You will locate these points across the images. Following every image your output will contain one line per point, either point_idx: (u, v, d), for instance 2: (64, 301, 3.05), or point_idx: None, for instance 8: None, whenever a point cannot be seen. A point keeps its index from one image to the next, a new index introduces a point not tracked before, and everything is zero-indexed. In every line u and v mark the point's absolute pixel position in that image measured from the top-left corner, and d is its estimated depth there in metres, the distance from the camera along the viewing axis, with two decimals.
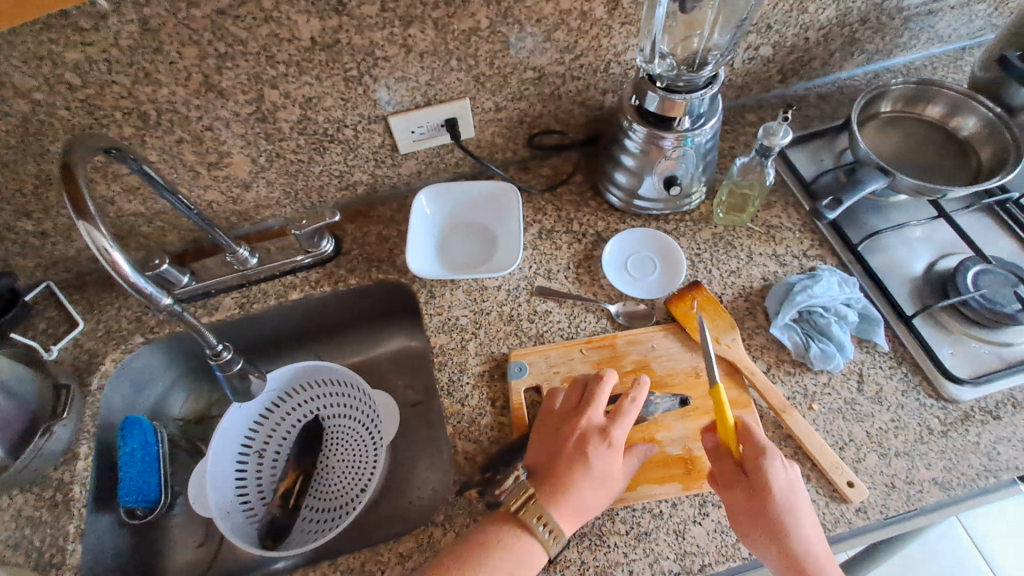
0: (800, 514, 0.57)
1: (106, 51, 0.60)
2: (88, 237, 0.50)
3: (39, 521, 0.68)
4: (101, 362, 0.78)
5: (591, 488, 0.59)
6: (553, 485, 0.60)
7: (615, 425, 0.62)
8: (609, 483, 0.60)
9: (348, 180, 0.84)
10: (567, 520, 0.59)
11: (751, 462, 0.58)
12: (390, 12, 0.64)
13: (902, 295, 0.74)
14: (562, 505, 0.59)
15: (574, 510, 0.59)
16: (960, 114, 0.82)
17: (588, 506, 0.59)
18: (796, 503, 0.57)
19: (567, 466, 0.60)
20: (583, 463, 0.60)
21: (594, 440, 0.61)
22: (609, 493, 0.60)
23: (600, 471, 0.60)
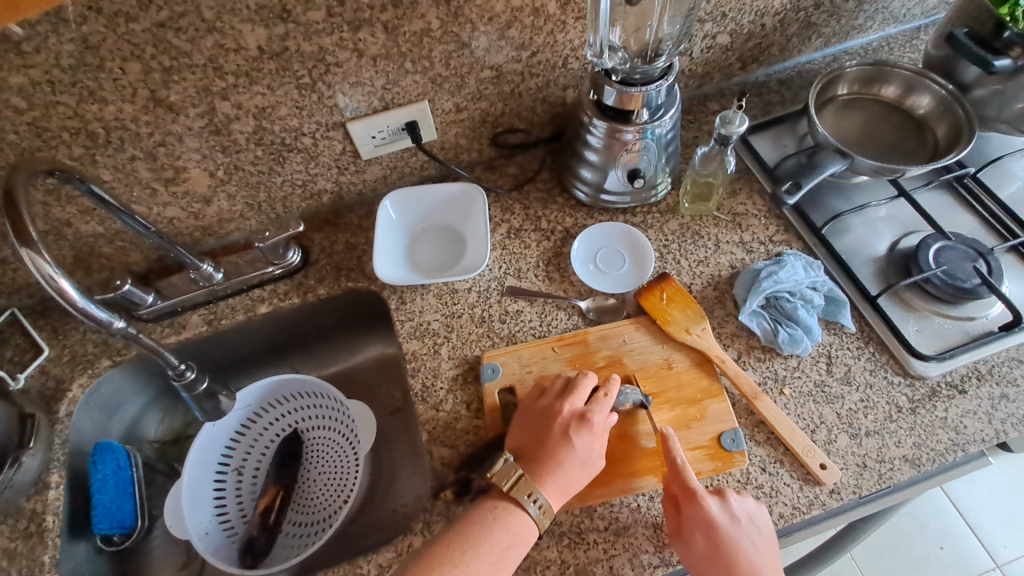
0: (747, 547, 0.57)
1: (48, 71, 0.58)
2: (32, 264, 0.49)
3: (13, 553, 0.67)
4: (69, 388, 0.76)
5: (578, 467, 0.61)
6: (539, 467, 0.61)
7: (596, 408, 0.63)
8: (593, 464, 0.61)
9: (312, 189, 0.83)
10: (555, 499, 0.60)
11: (687, 504, 0.58)
12: (338, 17, 0.63)
13: (867, 276, 0.75)
14: (549, 485, 0.60)
15: (561, 490, 0.60)
16: (915, 93, 0.83)
17: (573, 486, 0.60)
18: (740, 536, 0.58)
19: (552, 448, 0.61)
20: (568, 445, 0.61)
21: (577, 423, 0.62)
22: (594, 472, 0.62)
23: (585, 452, 0.61)
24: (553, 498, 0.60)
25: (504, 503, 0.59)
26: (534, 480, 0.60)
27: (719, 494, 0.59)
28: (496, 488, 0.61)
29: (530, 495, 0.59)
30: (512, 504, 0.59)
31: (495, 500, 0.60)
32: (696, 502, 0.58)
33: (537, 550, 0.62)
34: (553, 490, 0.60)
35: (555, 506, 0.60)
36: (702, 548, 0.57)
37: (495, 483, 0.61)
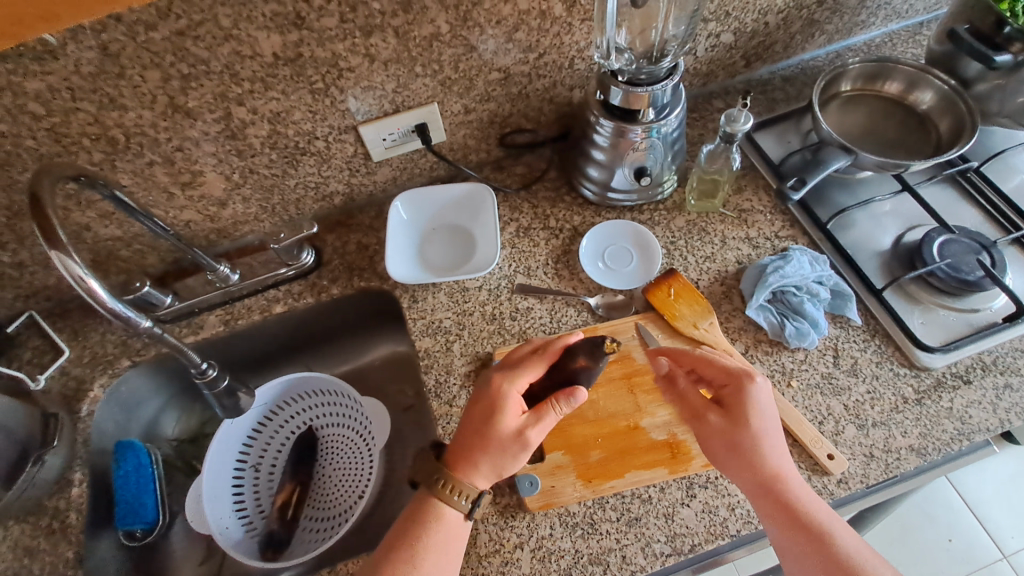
0: (776, 443, 0.59)
1: (67, 79, 0.60)
2: (62, 266, 0.50)
3: (38, 549, 0.69)
4: (90, 388, 0.78)
5: (495, 446, 0.57)
6: (459, 447, 0.58)
7: (520, 382, 0.60)
8: (497, 432, 0.57)
9: (325, 191, 0.85)
10: (463, 473, 0.57)
11: (734, 387, 0.61)
12: (350, 22, 0.64)
13: (871, 270, 0.76)
14: (466, 465, 0.57)
15: (481, 469, 0.57)
16: (918, 89, 0.84)
17: (479, 458, 0.57)
18: (771, 431, 0.59)
19: (476, 425, 0.58)
20: (487, 421, 0.58)
21: (495, 398, 0.59)
22: (523, 450, 0.57)
23: (486, 419, 0.58)
24: (474, 479, 0.57)
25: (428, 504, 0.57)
26: (449, 463, 0.58)
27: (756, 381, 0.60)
28: (421, 488, 0.58)
29: (448, 485, 0.56)
30: (436, 502, 0.57)
31: (417, 501, 0.58)
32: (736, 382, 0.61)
33: (551, 541, 0.63)
34: (473, 470, 0.57)
35: (482, 486, 0.57)
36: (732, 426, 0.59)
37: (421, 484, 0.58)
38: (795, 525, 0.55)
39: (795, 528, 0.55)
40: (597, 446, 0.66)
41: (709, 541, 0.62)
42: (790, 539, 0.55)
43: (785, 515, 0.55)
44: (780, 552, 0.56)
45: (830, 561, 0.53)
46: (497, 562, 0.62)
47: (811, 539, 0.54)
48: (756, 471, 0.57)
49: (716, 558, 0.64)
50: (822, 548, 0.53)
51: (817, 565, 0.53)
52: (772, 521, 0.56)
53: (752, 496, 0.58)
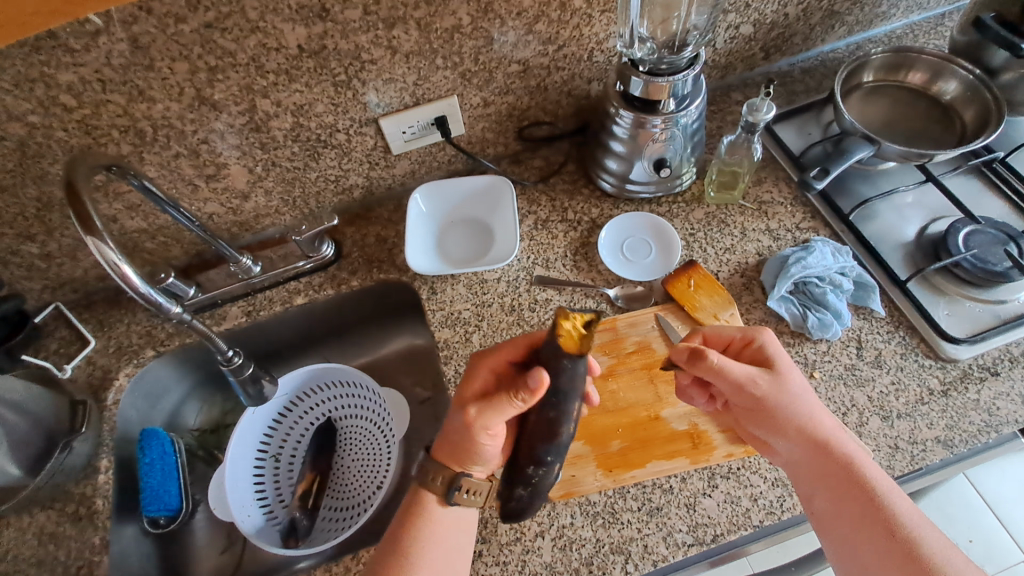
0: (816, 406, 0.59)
1: (98, 70, 0.61)
2: (96, 251, 0.52)
3: (64, 535, 0.70)
4: (115, 377, 0.80)
5: (455, 424, 0.55)
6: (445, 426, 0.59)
7: (494, 363, 0.58)
8: (459, 407, 0.56)
9: (345, 184, 0.86)
10: (437, 447, 0.57)
11: (749, 347, 0.62)
12: (373, 14, 0.65)
13: (895, 261, 0.75)
14: (437, 443, 0.57)
15: (443, 447, 0.56)
16: (942, 79, 0.83)
17: (447, 433, 0.56)
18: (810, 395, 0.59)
19: (454, 401, 0.58)
20: (458, 400, 0.57)
21: (470, 373, 0.59)
22: (468, 431, 0.53)
23: (459, 393, 0.58)
24: (442, 458, 0.56)
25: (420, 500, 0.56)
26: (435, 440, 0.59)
27: (767, 334, 0.61)
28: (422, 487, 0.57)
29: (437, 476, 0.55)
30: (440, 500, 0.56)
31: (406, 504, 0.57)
32: (753, 347, 0.61)
33: (572, 530, 0.63)
34: (439, 448, 0.56)
35: (456, 470, 0.55)
36: (777, 392, 0.58)
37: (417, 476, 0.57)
38: (845, 485, 0.54)
39: (847, 489, 0.54)
40: (617, 436, 0.67)
41: (731, 531, 0.62)
42: (839, 503, 0.54)
43: (837, 476, 0.55)
44: (831, 517, 0.55)
45: (882, 519, 0.52)
46: (519, 550, 0.62)
47: (858, 502, 0.53)
48: (803, 431, 0.57)
49: (735, 551, 0.64)
50: (874, 508, 0.53)
51: (869, 524, 0.52)
52: (822, 483, 0.56)
53: (802, 458, 0.57)
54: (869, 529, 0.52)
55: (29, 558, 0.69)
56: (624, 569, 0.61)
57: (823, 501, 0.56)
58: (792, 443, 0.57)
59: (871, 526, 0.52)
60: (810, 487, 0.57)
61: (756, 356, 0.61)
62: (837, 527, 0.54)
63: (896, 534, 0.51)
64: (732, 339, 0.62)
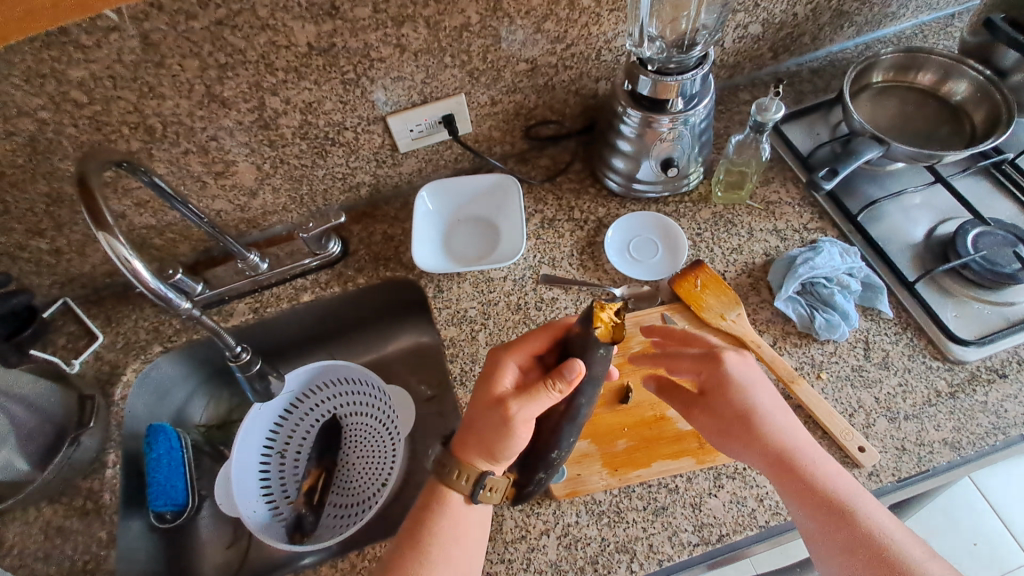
0: (779, 412, 0.60)
1: (109, 67, 0.61)
2: (108, 247, 0.52)
3: (71, 529, 0.70)
4: (123, 372, 0.80)
5: (483, 419, 0.55)
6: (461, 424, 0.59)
7: (521, 356, 0.59)
8: (487, 401, 0.56)
9: (352, 182, 0.86)
10: (460, 445, 0.56)
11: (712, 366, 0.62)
12: (383, 13, 0.65)
13: (903, 262, 0.75)
14: (459, 442, 0.56)
15: (469, 445, 0.55)
16: (952, 79, 0.83)
17: (472, 429, 0.55)
18: (773, 401, 0.60)
19: (476, 397, 0.58)
20: (484, 395, 0.57)
21: (493, 367, 0.59)
22: (505, 424, 0.53)
23: (483, 387, 0.58)
24: (468, 458, 0.55)
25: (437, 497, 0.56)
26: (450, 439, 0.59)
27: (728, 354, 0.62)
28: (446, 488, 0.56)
29: (456, 472, 0.55)
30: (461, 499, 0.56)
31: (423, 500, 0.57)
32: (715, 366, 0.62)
33: (577, 529, 0.63)
34: (465, 448, 0.55)
35: (480, 467, 0.55)
36: (733, 403, 0.60)
37: (432, 472, 0.57)
38: (810, 497, 0.55)
39: (813, 500, 0.54)
40: (623, 435, 0.67)
41: (737, 531, 0.62)
42: (815, 518, 0.54)
43: (801, 489, 0.55)
44: (801, 529, 0.55)
45: (850, 528, 0.52)
46: (524, 548, 0.62)
47: (833, 516, 0.53)
48: (765, 443, 0.58)
49: (738, 552, 0.63)
50: (839, 520, 0.53)
51: (835, 536, 0.52)
52: (788, 495, 0.56)
53: (766, 470, 0.58)
54: (836, 541, 0.52)
55: (37, 551, 0.69)
56: (630, 568, 0.61)
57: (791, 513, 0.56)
58: (756, 456, 0.58)
59: (837, 538, 0.52)
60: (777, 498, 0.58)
61: (717, 377, 0.62)
62: (807, 538, 0.55)
63: (863, 546, 0.51)
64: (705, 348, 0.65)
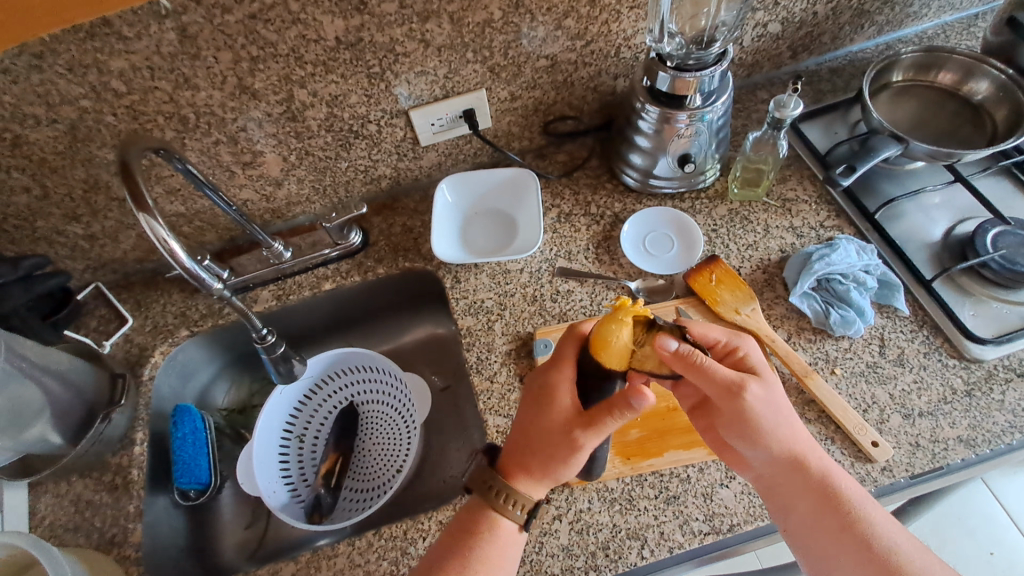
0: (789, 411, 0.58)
1: (148, 58, 0.64)
2: (148, 228, 0.54)
3: (100, 503, 0.73)
4: (151, 354, 0.83)
5: (544, 449, 0.56)
6: (511, 457, 0.58)
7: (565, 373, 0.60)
8: (545, 434, 0.57)
9: (373, 175, 0.88)
10: (523, 478, 0.57)
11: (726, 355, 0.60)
12: (409, 8, 0.67)
13: (921, 261, 0.75)
14: (518, 473, 0.57)
15: (535, 476, 0.56)
16: (974, 78, 0.82)
17: (533, 463, 0.56)
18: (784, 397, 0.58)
19: (528, 427, 0.59)
20: (540, 423, 0.58)
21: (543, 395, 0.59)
22: (571, 450, 0.55)
23: (533, 419, 0.59)
24: (525, 487, 0.56)
25: (475, 513, 0.57)
26: (504, 470, 0.58)
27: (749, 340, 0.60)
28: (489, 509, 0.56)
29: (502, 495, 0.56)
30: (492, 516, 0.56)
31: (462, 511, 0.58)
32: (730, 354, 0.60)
33: (589, 515, 0.64)
34: (526, 478, 0.56)
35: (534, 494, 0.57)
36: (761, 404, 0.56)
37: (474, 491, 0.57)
38: (822, 500, 0.54)
39: (825, 506, 0.54)
40: (636, 425, 0.68)
41: (748, 522, 0.63)
42: (816, 518, 0.54)
43: (810, 494, 0.55)
44: (807, 533, 0.54)
45: (850, 534, 0.52)
46: (536, 532, 0.64)
47: (837, 519, 0.53)
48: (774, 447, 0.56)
49: (730, 549, 0.63)
50: (851, 523, 0.53)
51: (846, 545, 0.52)
52: (798, 500, 0.55)
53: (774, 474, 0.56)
54: (845, 543, 0.52)
55: (67, 523, 0.72)
56: (641, 554, 0.62)
57: (797, 519, 0.55)
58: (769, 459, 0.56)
59: (846, 544, 0.52)
60: (781, 504, 0.56)
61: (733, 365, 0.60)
62: (815, 542, 0.54)
63: (874, 551, 0.51)
64: (717, 341, 0.61)
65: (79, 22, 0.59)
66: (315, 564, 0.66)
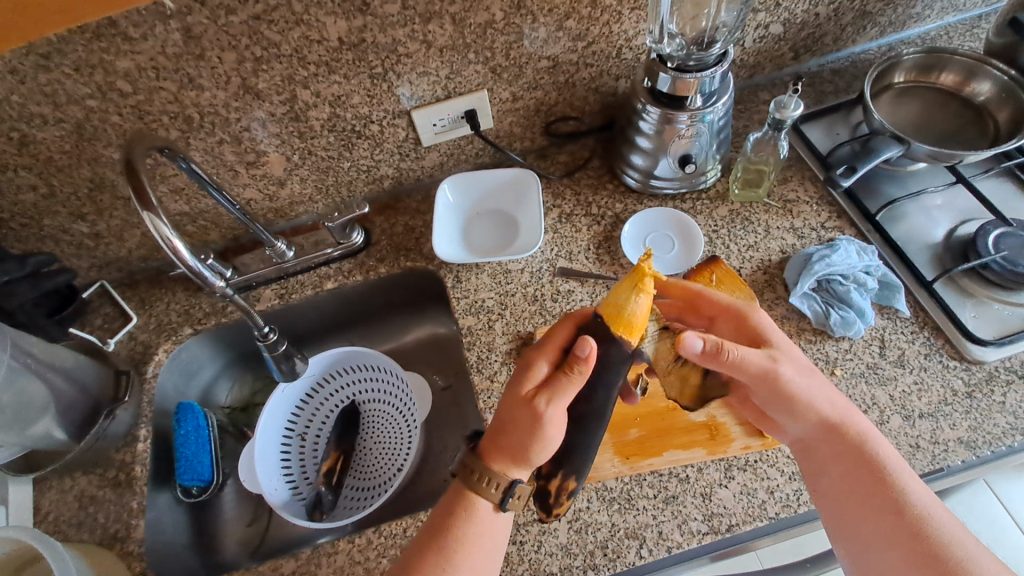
0: (818, 381, 0.58)
1: (153, 59, 0.65)
2: (152, 226, 0.55)
3: (103, 499, 0.73)
4: (155, 352, 0.84)
5: (512, 425, 0.55)
6: (489, 438, 0.57)
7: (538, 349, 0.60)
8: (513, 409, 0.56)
9: (376, 174, 0.89)
10: (497, 457, 0.55)
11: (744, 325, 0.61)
12: (411, 9, 0.68)
13: (922, 262, 0.75)
14: (493, 452, 0.55)
15: (508, 453, 0.55)
16: (976, 79, 0.82)
17: (506, 441, 0.55)
18: (809, 367, 0.59)
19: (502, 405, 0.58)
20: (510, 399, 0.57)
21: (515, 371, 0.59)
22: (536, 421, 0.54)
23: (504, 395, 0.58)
24: (501, 466, 0.55)
25: (454, 505, 0.55)
26: (482, 453, 0.56)
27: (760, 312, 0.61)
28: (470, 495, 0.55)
29: (485, 478, 0.54)
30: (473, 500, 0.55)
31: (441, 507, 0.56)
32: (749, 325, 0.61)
33: (588, 514, 0.64)
34: (500, 458, 0.55)
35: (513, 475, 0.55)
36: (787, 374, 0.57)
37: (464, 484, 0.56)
38: (854, 466, 0.55)
39: (857, 471, 0.55)
40: (635, 425, 0.68)
41: (747, 522, 0.63)
42: (848, 482, 0.55)
43: (843, 459, 0.56)
44: (839, 497, 0.55)
45: (883, 498, 0.53)
46: (535, 531, 0.64)
47: (869, 483, 0.54)
48: (804, 415, 0.57)
49: (738, 547, 0.64)
50: (883, 488, 0.53)
51: (878, 509, 0.53)
52: (831, 464, 0.56)
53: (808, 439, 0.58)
54: (877, 509, 0.53)
55: (70, 519, 0.72)
56: (639, 554, 0.62)
57: (830, 483, 0.56)
58: (802, 423, 0.58)
59: (877, 509, 0.53)
60: (816, 468, 0.58)
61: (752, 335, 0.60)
62: (845, 502, 0.55)
63: (905, 516, 0.51)
64: (725, 314, 0.63)
65: (85, 22, 0.59)
66: (316, 561, 0.67)
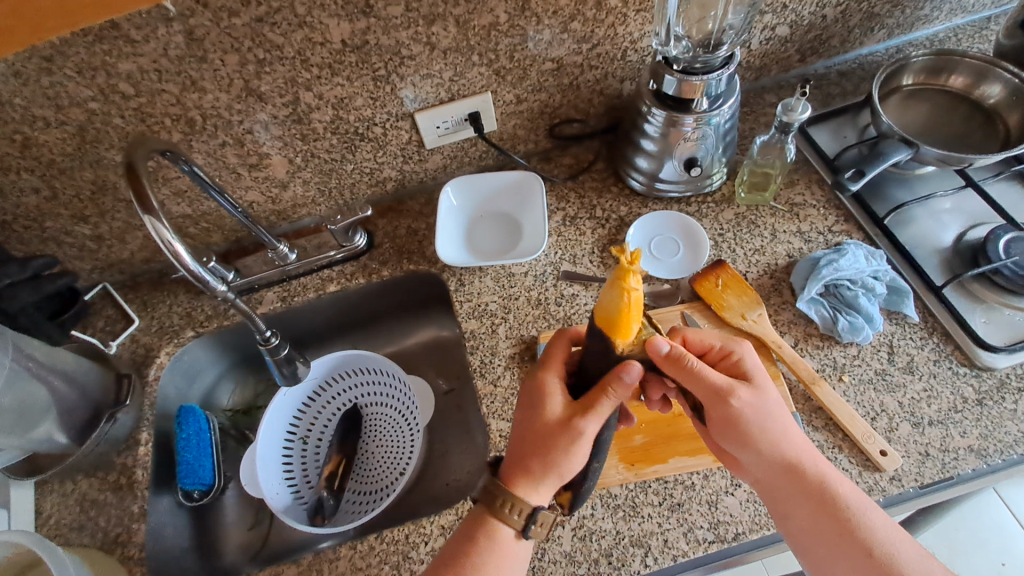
0: (787, 420, 0.57)
1: (156, 61, 0.64)
2: (153, 229, 0.55)
3: (104, 503, 0.73)
4: (157, 355, 0.83)
5: (543, 447, 0.55)
6: (512, 462, 0.56)
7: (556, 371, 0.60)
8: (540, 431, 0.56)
9: (379, 177, 0.88)
10: (524, 480, 0.55)
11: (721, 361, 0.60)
12: (414, 12, 0.67)
13: (930, 267, 0.74)
14: (519, 476, 0.55)
15: (537, 476, 0.55)
16: (986, 82, 0.81)
17: (535, 465, 0.55)
18: (781, 405, 0.57)
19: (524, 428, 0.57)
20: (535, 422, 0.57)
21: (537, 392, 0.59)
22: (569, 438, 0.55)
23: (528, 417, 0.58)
24: (524, 491, 0.54)
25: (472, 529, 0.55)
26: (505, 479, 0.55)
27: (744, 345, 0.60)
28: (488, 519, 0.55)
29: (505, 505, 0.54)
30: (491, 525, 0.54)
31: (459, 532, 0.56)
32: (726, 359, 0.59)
33: (593, 521, 0.64)
34: (525, 484, 0.55)
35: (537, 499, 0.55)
36: (756, 410, 0.56)
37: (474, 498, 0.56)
38: (822, 505, 0.54)
39: (826, 512, 0.53)
40: (641, 431, 0.68)
41: (754, 530, 0.62)
42: (816, 522, 0.53)
43: (810, 499, 0.54)
44: (807, 537, 0.54)
45: (851, 539, 0.52)
46: (539, 538, 0.63)
47: (837, 522, 0.53)
48: (772, 453, 0.55)
49: (738, 557, 0.63)
50: (849, 528, 0.52)
51: (848, 550, 0.52)
52: (798, 504, 0.54)
53: (773, 479, 0.56)
54: (847, 549, 0.52)
55: (71, 523, 0.72)
56: (644, 562, 0.61)
57: (797, 523, 0.54)
58: (768, 462, 0.56)
59: (846, 548, 0.52)
60: (780, 509, 0.56)
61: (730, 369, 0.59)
62: (815, 546, 0.53)
63: (874, 556, 0.51)
64: (711, 347, 0.61)
65: (86, 24, 0.59)
66: (317, 567, 0.66)
